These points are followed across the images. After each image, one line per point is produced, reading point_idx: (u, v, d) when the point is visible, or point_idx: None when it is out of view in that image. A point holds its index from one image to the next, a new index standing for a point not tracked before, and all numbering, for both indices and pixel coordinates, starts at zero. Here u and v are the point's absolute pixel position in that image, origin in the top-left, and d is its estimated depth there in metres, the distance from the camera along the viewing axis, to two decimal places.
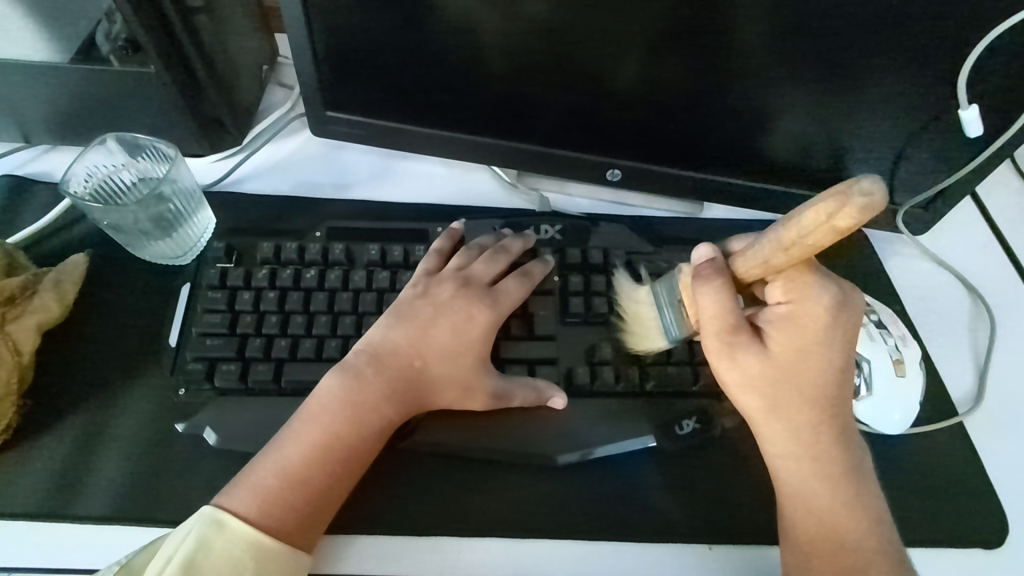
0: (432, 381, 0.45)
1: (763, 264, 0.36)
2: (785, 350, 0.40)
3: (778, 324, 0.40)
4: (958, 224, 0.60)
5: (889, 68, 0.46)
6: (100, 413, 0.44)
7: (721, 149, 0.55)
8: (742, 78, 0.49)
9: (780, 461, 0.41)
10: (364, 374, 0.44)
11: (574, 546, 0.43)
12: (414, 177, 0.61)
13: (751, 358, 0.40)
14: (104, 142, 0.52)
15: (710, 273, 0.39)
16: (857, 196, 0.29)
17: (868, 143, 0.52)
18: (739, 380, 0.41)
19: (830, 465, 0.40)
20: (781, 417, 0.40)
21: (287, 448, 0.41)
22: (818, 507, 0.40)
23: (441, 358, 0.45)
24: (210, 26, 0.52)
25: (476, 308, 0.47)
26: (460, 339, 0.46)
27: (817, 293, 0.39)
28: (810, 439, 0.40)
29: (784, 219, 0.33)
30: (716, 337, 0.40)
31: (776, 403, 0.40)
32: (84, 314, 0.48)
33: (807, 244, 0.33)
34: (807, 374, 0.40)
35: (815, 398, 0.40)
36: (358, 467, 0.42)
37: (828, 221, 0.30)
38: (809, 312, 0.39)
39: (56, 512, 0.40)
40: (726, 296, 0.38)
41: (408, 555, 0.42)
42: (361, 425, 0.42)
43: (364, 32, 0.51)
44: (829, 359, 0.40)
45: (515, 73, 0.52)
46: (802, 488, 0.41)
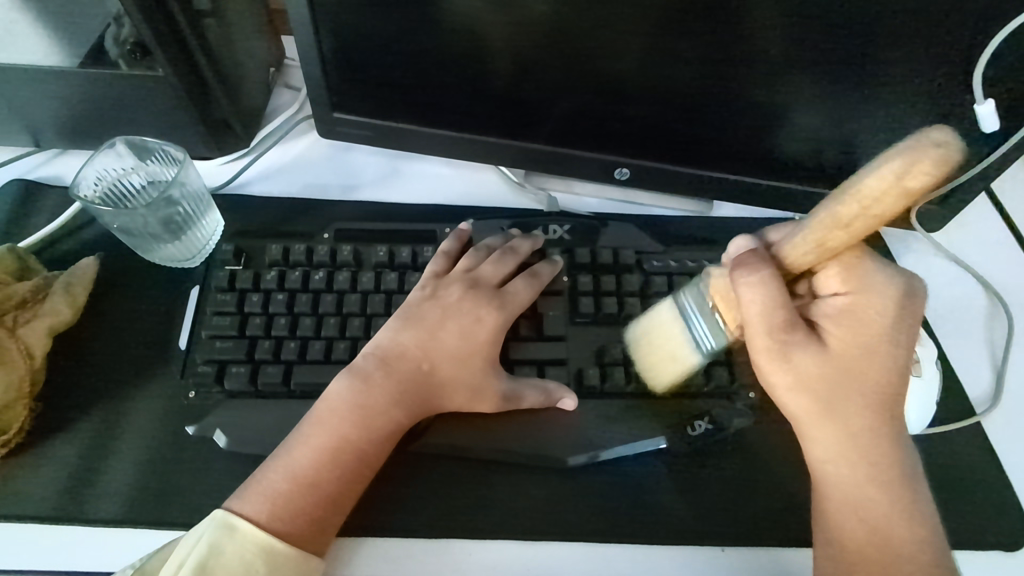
0: (441, 383, 0.45)
1: (817, 246, 0.34)
2: (840, 346, 0.38)
3: (834, 318, 0.38)
4: (973, 221, 0.59)
5: (902, 64, 0.45)
6: (111, 416, 0.44)
7: (730, 147, 0.54)
8: (752, 75, 0.48)
9: (834, 468, 0.39)
10: (372, 378, 0.43)
11: (585, 548, 0.43)
12: (421, 177, 0.61)
13: (806, 358, 0.38)
14: (113, 146, 0.52)
15: (758, 263, 0.36)
16: (931, 149, 0.27)
17: (881, 139, 0.51)
18: (794, 381, 0.38)
19: (886, 470, 0.39)
20: (839, 422, 0.38)
21: (296, 452, 0.41)
22: (868, 513, 0.39)
23: (450, 360, 0.45)
24: (218, 29, 0.53)
25: (484, 310, 0.47)
26: (469, 341, 0.46)
27: (883, 283, 0.38)
28: (868, 445, 0.39)
29: (844, 189, 0.31)
30: (769, 337, 0.37)
31: (836, 406, 0.38)
32: (94, 317, 0.48)
33: (868, 216, 0.30)
34: (868, 373, 0.38)
35: (875, 398, 0.39)
36: (368, 470, 0.42)
37: (895, 183, 0.28)
38: (867, 303, 0.38)
39: (68, 514, 0.40)
40: (773, 291, 0.36)
41: (418, 557, 0.42)
42: (370, 428, 0.42)
43: (371, 34, 0.51)
44: (889, 354, 0.39)
45: (522, 72, 0.51)
46: (855, 495, 0.39)
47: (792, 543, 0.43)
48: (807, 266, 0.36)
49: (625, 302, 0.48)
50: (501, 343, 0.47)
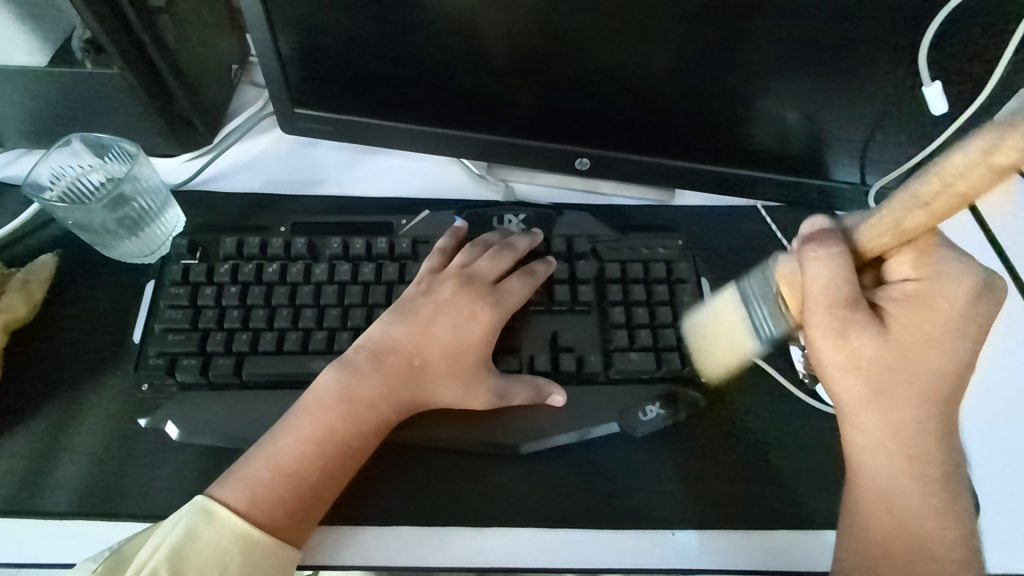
0: (433, 379, 0.44)
1: (893, 227, 0.34)
2: (904, 332, 0.37)
3: (902, 304, 0.37)
4: None
5: (845, 47, 0.45)
6: (65, 410, 0.44)
7: (687, 136, 0.55)
8: (701, 61, 0.48)
9: (871, 455, 0.38)
10: (362, 370, 0.44)
11: (536, 534, 0.43)
12: (384, 171, 0.61)
13: (863, 340, 0.37)
14: (69, 143, 0.53)
15: (827, 241, 0.36)
16: (1019, 129, 0.27)
17: (834, 123, 0.51)
18: (847, 362, 0.37)
19: (926, 462, 0.38)
20: (887, 408, 0.38)
21: (282, 442, 0.41)
22: (901, 504, 0.38)
23: (442, 357, 0.45)
24: (174, 26, 0.53)
25: (481, 308, 0.47)
26: (463, 338, 0.46)
27: (951, 273, 0.37)
28: (911, 435, 0.38)
29: (925, 169, 0.31)
30: (830, 312, 0.37)
31: (884, 391, 0.37)
32: (51, 313, 0.48)
33: (952, 194, 0.30)
34: (929, 361, 0.37)
35: (930, 388, 0.38)
36: (354, 461, 0.42)
37: (983, 160, 0.28)
38: (938, 293, 0.37)
39: (20, 508, 0.41)
40: (846, 266, 0.36)
41: (380, 545, 0.42)
42: (357, 419, 0.42)
43: (325, 28, 0.51)
44: (953, 345, 0.37)
45: (475, 63, 0.52)
46: (891, 486, 0.38)
47: (745, 527, 0.43)
48: (881, 250, 0.36)
49: (579, 290, 0.49)
50: (496, 340, 0.47)
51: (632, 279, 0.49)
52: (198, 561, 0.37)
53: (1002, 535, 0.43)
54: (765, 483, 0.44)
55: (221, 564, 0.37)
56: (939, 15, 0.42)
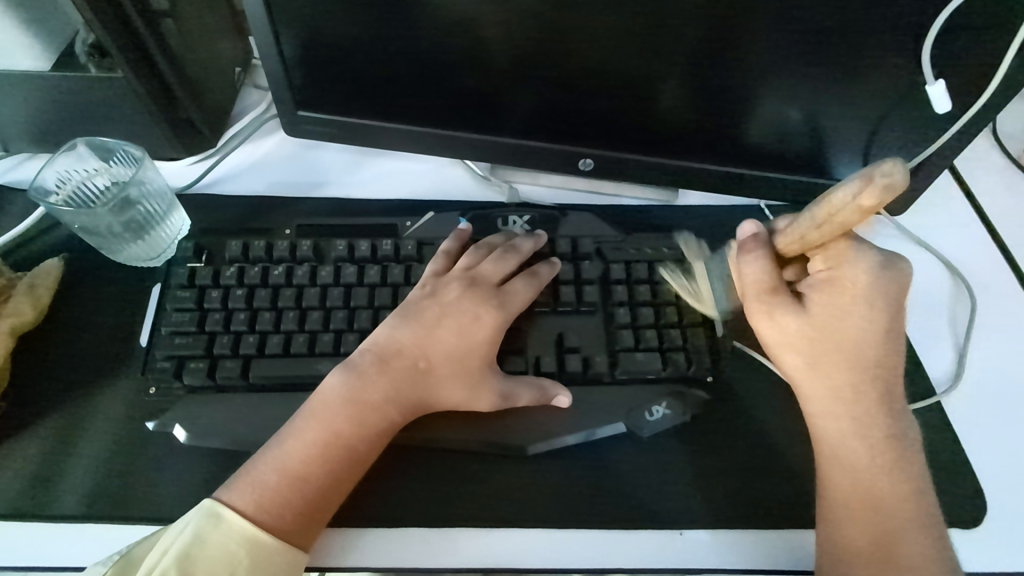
0: (439, 380, 0.45)
1: (799, 241, 0.40)
2: (825, 311, 0.41)
3: (824, 287, 0.41)
4: (938, 202, 0.60)
5: (848, 46, 0.45)
6: (73, 413, 0.44)
7: (690, 136, 0.55)
8: (704, 61, 0.48)
9: (822, 421, 0.41)
10: (367, 372, 0.44)
11: (543, 535, 0.43)
12: (387, 172, 0.61)
13: (790, 322, 0.41)
14: (74, 147, 0.53)
15: (754, 245, 0.42)
16: (881, 180, 0.33)
17: (837, 122, 0.51)
18: (779, 338, 0.42)
19: (873, 426, 0.41)
20: (825, 379, 0.41)
21: (289, 445, 0.41)
22: (856, 466, 0.40)
23: (447, 358, 0.45)
24: (177, 30, 0.53)
25: (487, 310, 0.47)
26: (468, 339, 0.46)
27: (860, 258, 0.41)
28: (855, 402, 0.41)
29: (818, 200, 0.38)
30: (756, 298, 0.42)
31: (818, 365, 0.41)
32: (58, 317, 0.48)
33: (834, 223, 0.37)
34: (856, 334, 0.41)
35: (861, 358, 0.41)
36: (361, 462, 0.42)
37: (854, 203, 0.34)
38: (851, 276, 0.41)
39: (29, 512, 0.41)
40: (767, 262, 0.41)
41: (387, 547, 0.42)
42: (363, 421, 0.42)
43: (328, 31, 0.51)
44: (879, 316, 0.41)
45: (478, 65, 0.52)
46: (844, 453, 0.40)
47: (752, 526, 0.43)
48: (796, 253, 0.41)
49: (585, 290, 0.49)
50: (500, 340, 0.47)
51: (637, 280, 0.49)
52: (207, 562, 0.37)
53: (1010, 534, 0.43)
54: (772, 482, 0.44)
55: (230, 567, 0.37)
56: (944, 12, 0.42)
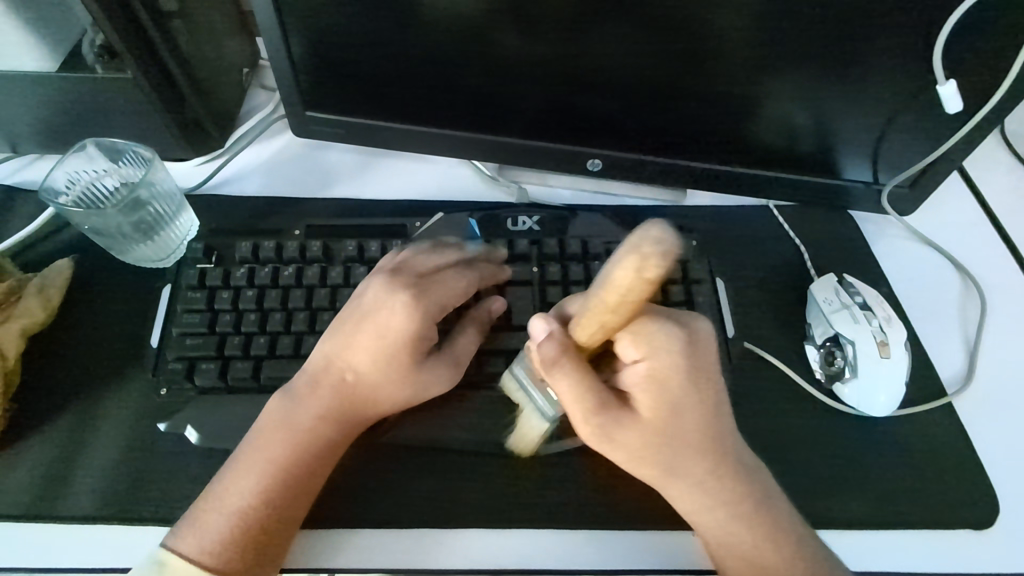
0: (369, 389, 0.43)
1: (601, 330, 0.33)
2: (653, 410, 0.39)
3: (640, 380, 0.39)
4: (947, 203, 0.59)
5: (859, 46, 0.45)
6: (84, 414, 0.44)
7: (699, 136, 0.54)
8: (714, 61, 0.48)
9: (703, 521, 0.40)
10: (301, 395, 0.43)
11: (554, 536, 0.43)
12: (395, 173, 0.61)
13: (626, 429, 0.39)
14: (84, 149, 0.53)
15: (555, 355, 0.36)
16: (650, 246, 0.27)
17: (846, 123, 0.51)
18: (627, 455, 0.40)
19: (739, 512, 0.39)
20: (682, 476, 0.39)
21: (226, 485, 0.40)
22: (742, 552, 0.39)
23: (370, 363, 0.43)
24: (185, 30, 0.53)
25: (400, 304, 0.44)
26: (389, 336, 0.43)
27: (666, 342, 0.39)
28: (724, 493, 0.40)
29: (597, 279, 0.31)
30: (588, 421, 0.39)
31: (673, 466, 0.39)
32: (68, 318, 0.48)
33: (627, 305, 0.30)
34: (682, 423, 0.39)
35: (709, 447, 0.40)
36: (313, 478, 0.41)
37: (636, 277, 0.28)
38: (659, 364, 0.39)
39: (41, 513, 0.41)
40: (584, 380, 0.37)
41: (398, 547, 0.42)
42: (298, 445, 0.41)
43: (336, 32, 0.51)
44: (696, 401, 0.40)
45: (487, 66, 0.52)
46: (731, 548, 0.39)
47: None
48: (598, 343, 0.35)
49: None
50: (430, 330, 0.45)
51: None
52: None
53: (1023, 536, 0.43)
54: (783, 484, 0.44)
55: None
56: (955, 13, 0.42)
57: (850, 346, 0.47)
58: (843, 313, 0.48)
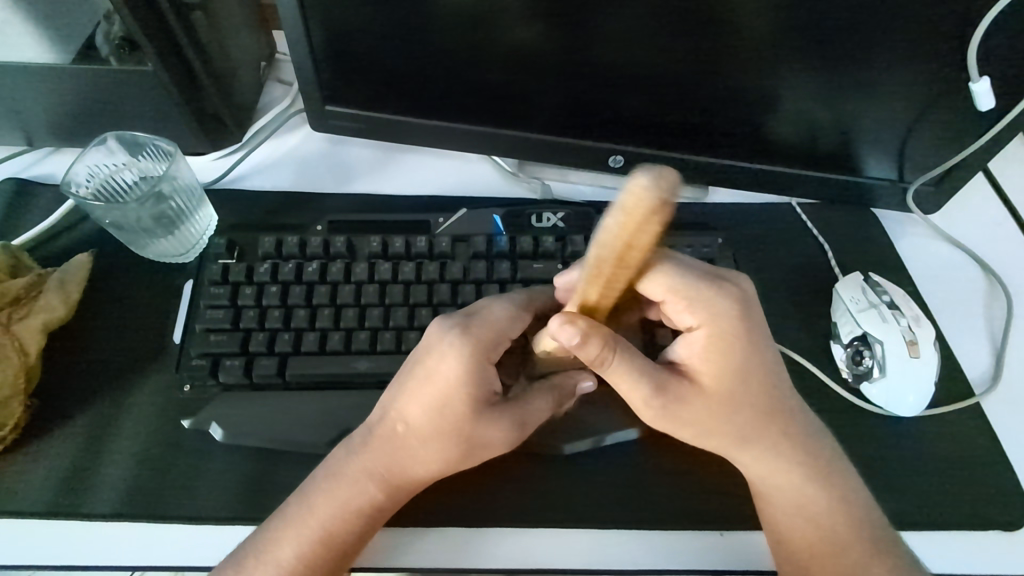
0: (420, 446, 0.39)
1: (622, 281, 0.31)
2: (719, 378, 0.39)
3: (699, 347, 0.39)
4: (971, 202, 0.59)
5: (893, 42, 0.45)
6: (106, 411, 0.44)
7: (724, 133, 0.54)
8: (744, 58, 0.48)
9: (771, 487, 0.41)
10: (351, 446, 0.40)
11: (583, 535, 0.43)
12: (415, 168, 0.61)
13: (689, 406, 0.39)
14: (104, 141, 0.52)
15: (601, 350, 0.36)
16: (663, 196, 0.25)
17: (874, 121, 0.51)
18: (697, 428, 0.40)
19: (808, 472, 0.40)
20: (754, 443, 0.40)
21: (273, 545, 0.38)
22: (811, 514, 0.40)
23: (420, 411, 0.39)
24: (206, 23, 0.52)
25: (453, 349, 0.39)
26: (441, 385, 0.39)
27: (720, 302, 0.39)
28: (790, 458, 0.40)
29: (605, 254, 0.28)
30: (651, 401, 0.39)
31: (744, 436, 0.40)
32: (89, 313, 0.48)
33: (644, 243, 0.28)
34: (746, 387, 0.40)
35: (772, 411, 0.40)
36: (366, 534, 0.39)
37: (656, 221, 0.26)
38: (720, 327, 0.39)
39: (64, 510, 0.40)
40: (633, 365, 0.38)
41: (426, 546, 0.42)
42: (347, 503, 0.39)
43: (359, 26, 0.51)
44: (757, 366, 0.40)
45: (511, 61, 0.51)
46: (804, 518, 0.40)
47: None
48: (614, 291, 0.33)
49: None
50: (492, 379, 0.40)
51: None
52: None
53: None
54: None
55: None
56: (992, 10, 0.41)
57: (879, 345, 0.47)
58: (870, 312, 0.48)
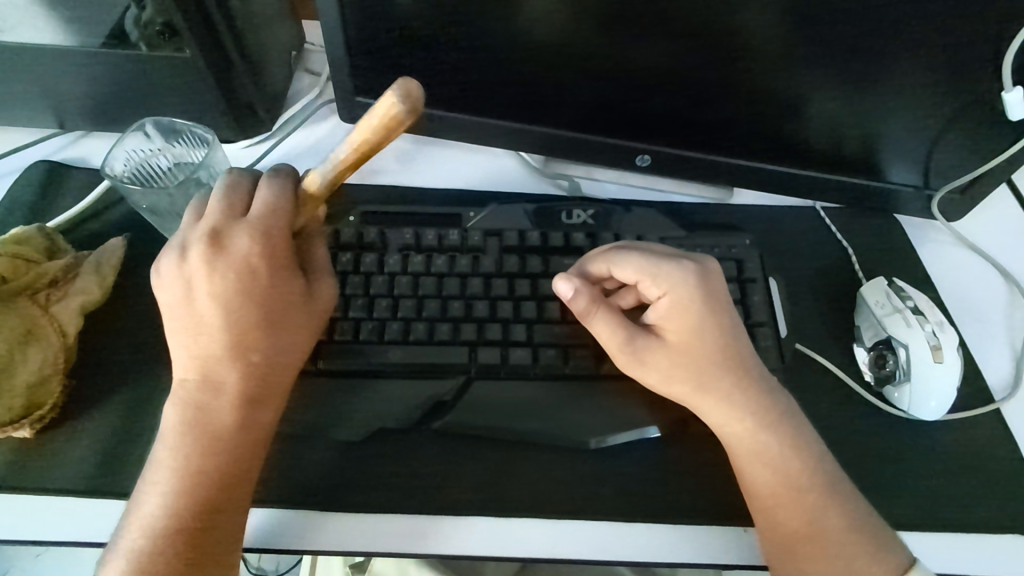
0: (271, 356, 0.41)
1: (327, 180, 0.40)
2: (680, 334, 0.43)
3: (665, 310, 0.44)
4: (993, 212, 0.60)
5: (929, 48, 0.45)
6: (141, 393, 0.45)
7: (753, 135, 0.54)
8: (781, 61, 0.48)
9: (735, 436, 0.42)
10: (190, 399, 0.39)
11: (607, 528, 0.43)
12: (442, 162, 0.62)
13: (656, 355, 0.43)
14: (142, 127, 0.53)
15: (590, 307, 0.44)
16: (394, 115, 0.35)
17: (902, 128, 0.51)
18: (661, 376, 0.43)
19: (762, 419, 0.42)
20: (711, 391, 0.42)
21: (150, 501, 0.38)
22: (770, 460, 0.41)
23: (231, 335, 0.40)
24: (243, 11, 0.53)
25: (199, 268, 0.40)
26: (235, 296, 0.40)
27: (681, 275, 0.44)
28: (743, 403, 0.42)
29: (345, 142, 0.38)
30: (622, 352, 0.44)
31: (702, 382, 0.42)
32: (123, 296, 0.48)
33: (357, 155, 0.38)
34: (704, 340, 0.43)
35: (725, 359, 0.43)
36: (239, 478, 0.39)
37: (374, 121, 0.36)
38: (681, 291, 0.44)
39: (100, 489, 0.41)
40: (614, 318, 0.44)
41: (452, 534, 0.43)
42: (212, 431, 0.39)
43: (394, 18, 0.51)
44: (715, 325, 0.44)
45: (545, 58, 0.51)
46: (763, 466, 0.41)
47: None
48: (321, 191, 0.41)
49: None
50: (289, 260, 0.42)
51: None
52: None
53: None
54: None
55: None
56: None
57: (903, 349, 0.47)
58: (894, 317, 0.48)
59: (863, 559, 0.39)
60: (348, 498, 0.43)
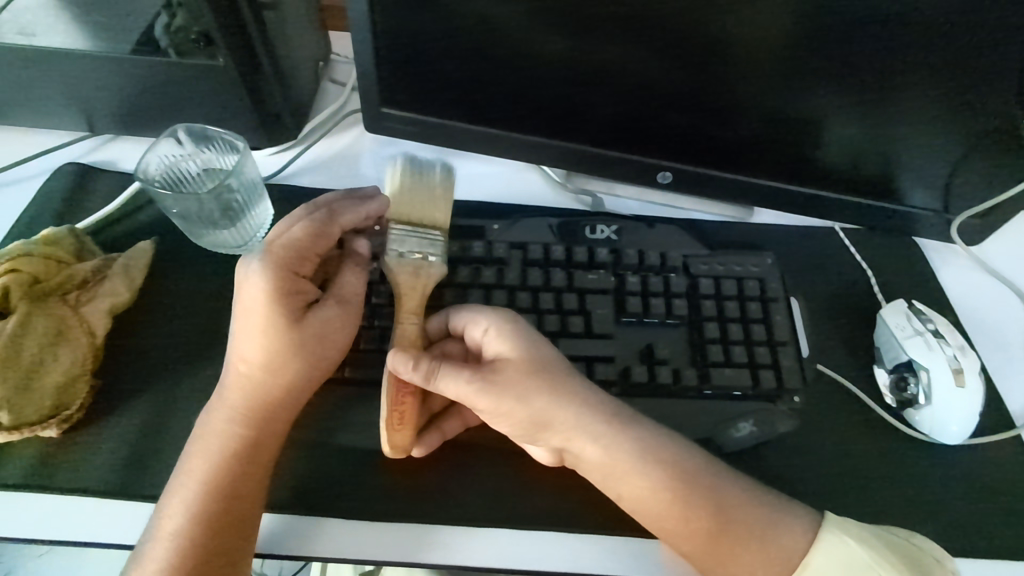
0: (295, 371, 0.43)
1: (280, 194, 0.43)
2: (513, 369, 0.41)
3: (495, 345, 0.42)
4: (1011, 238, 0.60)
5: (954, 74, 0.46)
6: (166, 396, 0.45)
7: (776, 156, 0.55)
8: (805, 83, 0.49)
9: (589, 464, 0.41)
10: (214, 409, 0.42)
11: (626, 543, 0.43)
12: (465, 174, 0.63)
13: (500, 386, 0.40)
14: (174, 132, 0.53)
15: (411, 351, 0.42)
16: None
17: (924, 152, 0.52)
18: (505, 406, 0.40)
19: (602, 439, 0.40)
20: (555, 418, 0.40)
21: (167, 511, 0.39)
22: (628, 479, 0.40)
23: (259, 344, 0.42)
24: (276, 22, 0.54)
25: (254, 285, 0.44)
26: (256, 311, 0.42)
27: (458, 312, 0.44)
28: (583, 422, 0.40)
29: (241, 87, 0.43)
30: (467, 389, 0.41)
31: (541, 407, 0.40)
32: (150, 299, 0.49)
33: None
34: (533, 369, 0.41)
35: (551, 380, 0.41)
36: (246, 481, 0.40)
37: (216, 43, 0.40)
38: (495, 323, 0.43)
39: (122, 490, 0.41)
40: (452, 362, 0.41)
41: (470, 546, 0.42)
42: (216, 440, 0.41)
43: (425, 32, 0.52)
44: (538, 351, 0.42)
45: (571, 75, 0.52)
46: (627, 484, 0.40)
47: None
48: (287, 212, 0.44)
49: (673, 303, 0.50)
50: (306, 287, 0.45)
51: (724, 295, 0.51)
52: None
53: None
54: (856, 505, 0.44)
55: None
56: None
57: (924, 372, 0.47)
58: (915, 339, 0.49)
59: (785, 540, 0.39)
60: (366, 507, 0.43)
